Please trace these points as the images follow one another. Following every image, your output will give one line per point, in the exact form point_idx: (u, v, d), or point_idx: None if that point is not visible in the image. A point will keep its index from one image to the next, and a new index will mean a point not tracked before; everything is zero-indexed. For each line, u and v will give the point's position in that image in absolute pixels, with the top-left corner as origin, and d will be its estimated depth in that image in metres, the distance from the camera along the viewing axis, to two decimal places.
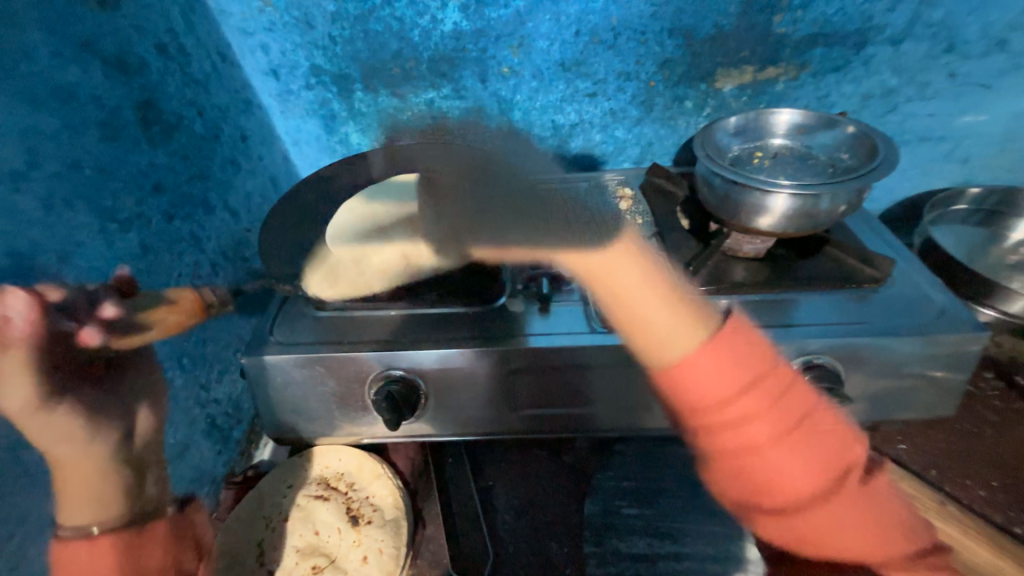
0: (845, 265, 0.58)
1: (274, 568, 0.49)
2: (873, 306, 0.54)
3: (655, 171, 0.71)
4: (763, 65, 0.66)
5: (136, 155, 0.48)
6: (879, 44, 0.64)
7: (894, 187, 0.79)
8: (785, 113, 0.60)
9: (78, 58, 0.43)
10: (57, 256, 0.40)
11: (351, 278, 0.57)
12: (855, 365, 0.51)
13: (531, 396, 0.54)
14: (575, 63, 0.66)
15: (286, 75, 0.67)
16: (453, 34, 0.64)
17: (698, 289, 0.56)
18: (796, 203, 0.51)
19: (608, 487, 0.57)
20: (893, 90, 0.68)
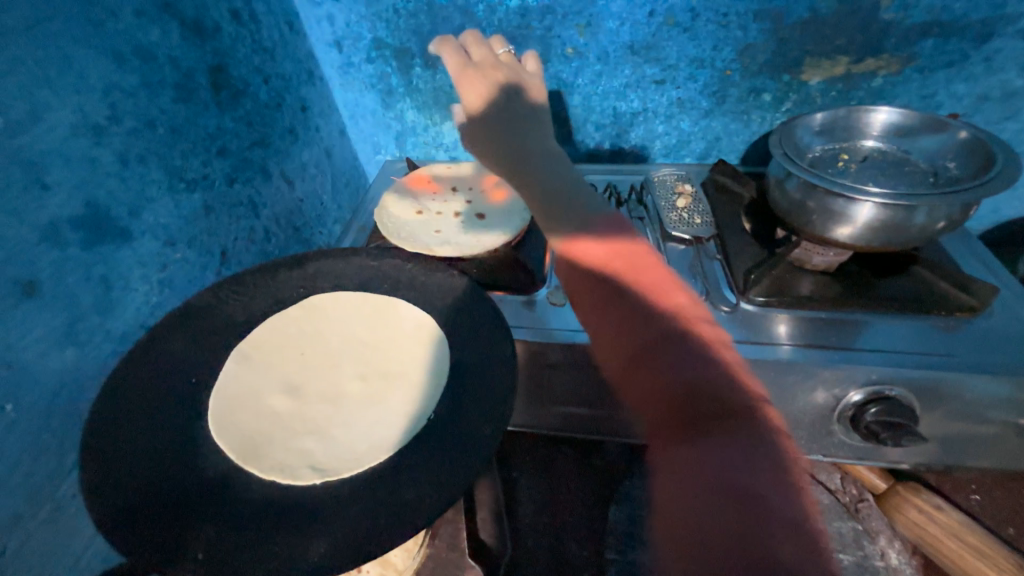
0: (935, 289, 0.51)
1: None
2: (964, 339, 0.47)
3: (721, 168, 0.67)
4: (860, 57, 0.58)
5: (206, 118, 0.50)
6: (1008, 38, 0.55)
7: (1000, 205, 0.70)
8: (883, 111, 0.53)
9: (159, 20, 0.44)
10: (129, 211, 0.42)
11: (279, 449, 0.42)
12: (934, 402, 0.46)
13: (568, 392, 0.52)
14: (645, 46, 0.61)
15: (348, 47, 0.67)
16: (519, 9, 0.61)
17: (757, 300, 0.51)
18: (884, 214, 0.46)
19: (635, 496, 0.54)
20: (1017, 93, 0.59)
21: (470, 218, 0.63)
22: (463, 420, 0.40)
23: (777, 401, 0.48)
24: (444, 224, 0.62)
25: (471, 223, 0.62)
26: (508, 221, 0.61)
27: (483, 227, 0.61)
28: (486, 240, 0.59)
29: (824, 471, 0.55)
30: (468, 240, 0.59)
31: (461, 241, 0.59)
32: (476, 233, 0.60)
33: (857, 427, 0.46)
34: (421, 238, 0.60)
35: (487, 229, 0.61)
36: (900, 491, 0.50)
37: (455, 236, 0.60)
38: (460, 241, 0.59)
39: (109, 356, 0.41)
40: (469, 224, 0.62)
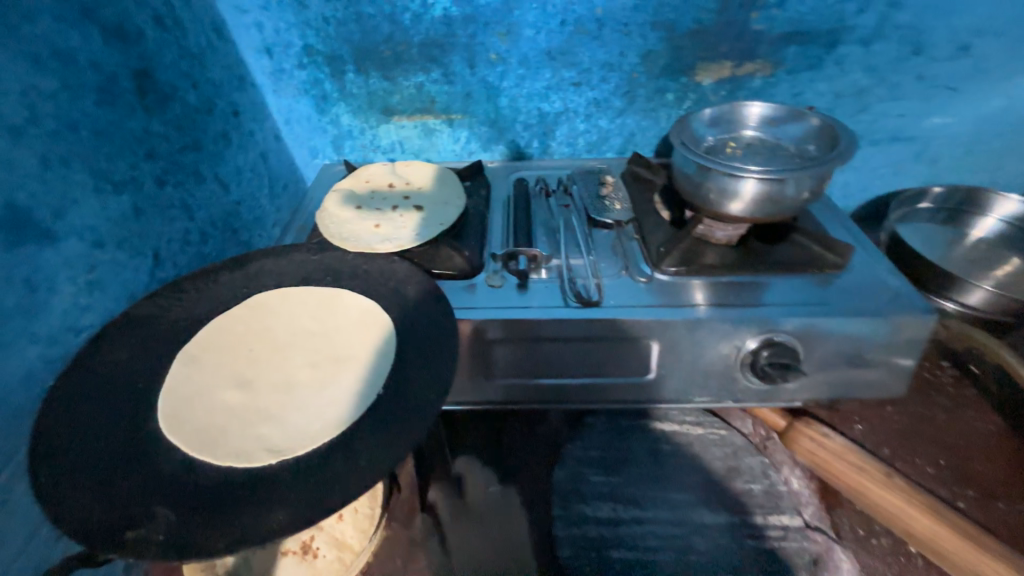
0: (810, 252, 0.60)
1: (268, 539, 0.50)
2: (833, 291, 0.56)
3: (637, 160, 0.75)
4: (740, 61, 0.68)
5: (132, 121, 0.50)
6: (850, 45, 0.67)
7: (865, 184, 0.83)
8: (757, 105, 0.63)
9: (78, 24, 0.44)
10: (53, 212, 0.42)
11: (235, 437, 0.41)
12: (815, 344, 0.54)
13: (509, 367, 0.56)
14: (560, 52, 0.68)
15: (280, 54, 0.68)
16: (443, 19, 0.65)
17: (669, 270, 0.58)
18: (762, 188, 0.54)
19: (578, 457, 0.59)
20: (864, 89, 0.71)
21: (408, 209, 0.67)
22: (409, 389, 0.43)
23: (691, 356, 0.55)
24: (382, 218, 0.66)
25: (409, 213, 0.66)
26: (444, 210, 0.67)
27: (420, 216, 0.66)
28: (423, 227, 0.64)
29: (739, 418, 0.63)
30: (407, 230, 0.64)
31: (400, 232, 0.63)
32: (414, 223, 0.65)
33: (755, 370, 0.54)
34: (361, 233, 0.63)
35: (424, 216, 0.66)
36: (797, 425, 0.58)
37: (394, 228, 0.64)
38: (399, 232, 0.63)
39: (35, 359, 0.40)
40: (407, 215, 0.66)
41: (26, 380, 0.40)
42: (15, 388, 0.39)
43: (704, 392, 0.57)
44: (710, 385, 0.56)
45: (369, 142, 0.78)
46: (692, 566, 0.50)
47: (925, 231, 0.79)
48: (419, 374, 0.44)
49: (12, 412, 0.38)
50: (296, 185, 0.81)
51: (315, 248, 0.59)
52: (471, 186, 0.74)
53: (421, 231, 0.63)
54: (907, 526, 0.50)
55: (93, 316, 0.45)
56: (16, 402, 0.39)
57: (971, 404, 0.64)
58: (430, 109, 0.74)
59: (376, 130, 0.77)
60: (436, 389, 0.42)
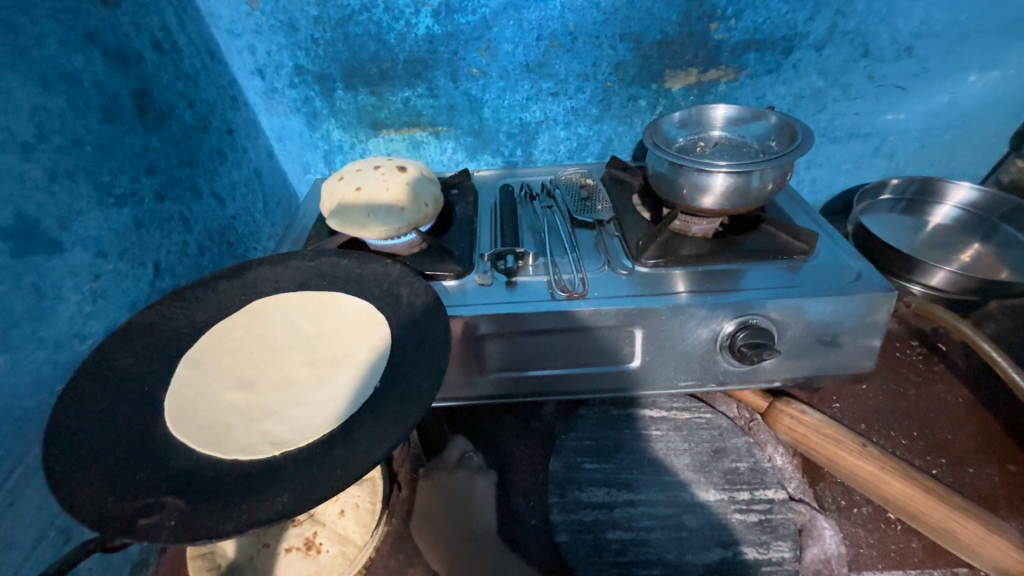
0: (778, 239, 0.64)
1: (269, 538, 0.52)
2: (802, 274, 0.60)
3: (615, 163, 0.79)
4: (705, 68, 0.73)
5: (132, 138, 0.52)
6: (805, 50, 0.72)
7: (830, 179, 0.88)
8: (721, 107, 0.67)
9: (82, 47, 0.47)
10: (60, 223, 0.44)
11: (240, 434, 0.43)
12: (788, 324, 0.57)
13: (501, 360, 0.59)
14: (538, 64, 0.72)
15: (271, 74, 0.72)
16: (426, 37, 0.69)
17: (648, 263, 0.62)
18: (729, 182, 0.58)
19: (571, 446, 0.61)
20: (821, 91, 0.76)
21: (390, 171, 0.67)
22: (406, 380, 0.44)
23: (672, 342, 0.58)
24: (363, 180, 0.66)
25: (392, 176, 0.66)
26: (426, 189, 0.68)
27: (402, 181, 0.66)
28: (406, 197, 0.65)
29: (723, 402, 0.66)
30: (390, 196, 0.64)
31: (382, 198, 0.64)
32: (396, 189, 0.65)
33: (733, 351, 0.57)
34: (346, 200, 0.65)
35: (407, 182, 0.66)
36: (778, 405, 0.62)
37: (377, 193, 0.65)
38: (382, 198, 0.64)
39: (43, 363, 0.42)
40: (389, 178, 0.66)
41: (34, 384, 0.41)
42: (25, 391, 0.40)
43: (687, 376, 0.60)
44: (692, 368, 0.59)
45: (358, 156, 0.81)
46: (684, 542, 0.52)
47: (889, 220, 0.84)
48: (412, 365, 0.46)
49: (21, 414, 0.40)
50: (288, 200, 0.84)
51: (309, 254, 0.61)
52: (458, 193, 0.77)
53: (404, 201, 0.64)
54: (882, 491, 0.53)
55: (97, 323, 0.47)
56: (24, 406, 0.40)
57: (940, 379, 0.67)
58: (416, 122, 0.78)
59: (365, 144, 0.80)
60: (429, 377, 0.44)
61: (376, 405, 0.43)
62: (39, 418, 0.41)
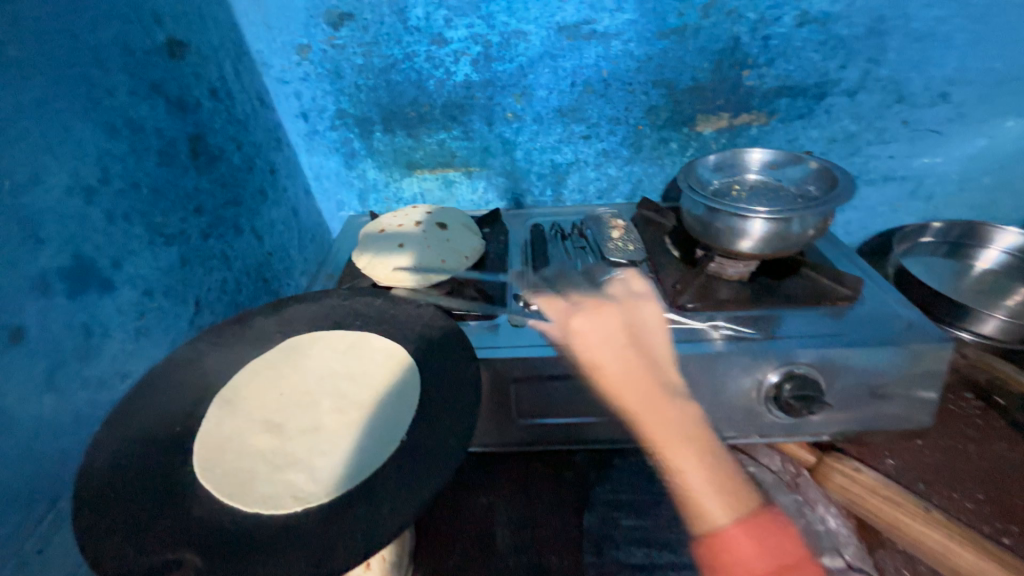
0: (819, 284, 0.63)
1: None
2: (849, 321, 0.58)
3: (646, 204, 0.79)
4: (737, 113, 0.74)
5: (185, 180, 0.54)
6: (837, 96, 0.72)
7: (865, 221, 0.87)
8: (757, 151, 0.68)
9: (149, 96, 0.50)
10: (113, 262, 0.45)
11: (264, 483, 0.42)
12: (836, 374, 0.55)
13: (535, 406, 0.57)
14: (571, 108, 0.74)
15: (314, 117, 0.75)
16: (464, 83, 0.71)
17: (686, 306, 0.60)
18: (770, 228, 0.58)
19: (604, 499, 0.58)
20: (854, 135, 0.76)
21: (431, 228, 0.71)
22: (435, 433, 0.43)
23: (712, 391, 0.56)
24: (405, 236, 0.70)
25: (432, 232, 0.71)
26: (464, 243, 0.71)
27: (443, 238, 0.70)
28: (445, 251, 0.68)
29: (765, 452, 0.62)
30: (431, 251, 0.68)
31: (423, 252, 0.67)
32: (437, 245, 0.69)
33: (780, 404, 0.54)
34: (387, 253, 0.68)
35: (447, 238, 0.70)
36: (827, 460, 0.58)
37: (418, 247, 0.68)
38: (424, 252, 0.67)
39: (84, 403, 0.42)
40: (430, 235, 0.70)
41: (74, 425, 0.41)
42: (65, 432, 0.40)
43: (729, 426, 0.57)
44: (734, 419, 0.57)
45: (392, 194, 0.83)
46: None
47: (930, 264, 0.82)
48: (446, 414, 0.45)
49: (58, 457, 0.39)
50: (322, 236, 0.86)
51: (343, 293, 0.61)
52: (490, 233, 0.77)
53: (445, 255, 0.68)
54: (952, 562, 0.49)
55: (138, 361, 0.47)
56: (63, 447, 0.40)
57: (1002, 436, 0.63)
58: (450, 163, 0.80)
59: (399, 183, 0.82)
60: (457, 434, 0.43)
61: (410, 457, 0.42)
62: (74, 461, 0.41)
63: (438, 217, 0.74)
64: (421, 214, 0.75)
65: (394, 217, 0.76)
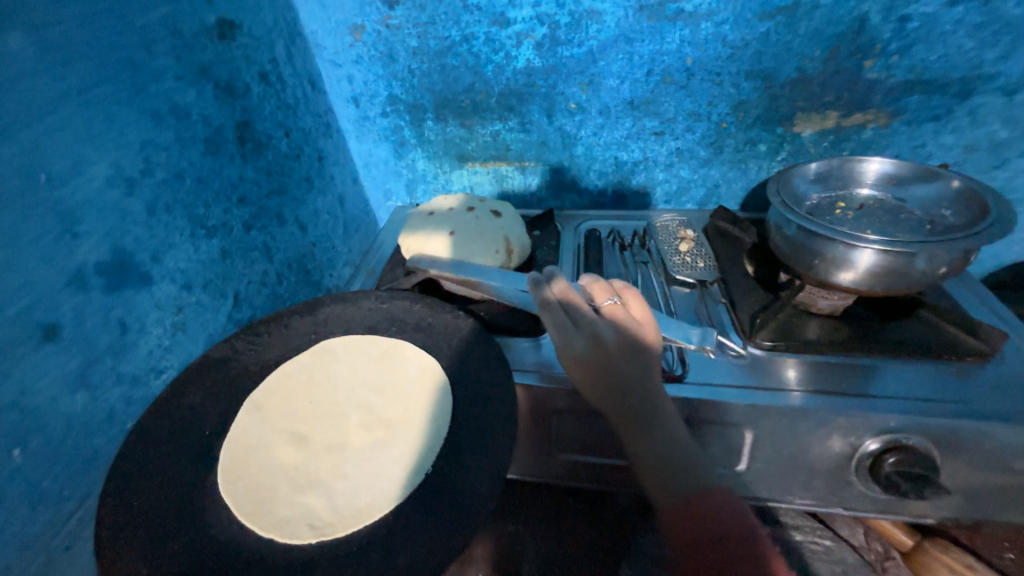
0: (942, 333, 0.51)
1: None
2: (978, 385, 0.47)
3: (722, 213, 0.69)
4: (849, 112, 0.62)
5: (229, 169, 0.52)
6: (988, 94, 0.58)
7: (998, 249, 0.71)
8: (876, 161, 0.55)
9: (196, 81, 0.48)
10: (152, 257, 0.44)
11: (283, 505, 0.41)
12: (955, 452, 0.44)
13: (575, 441, 0.52)
14: (644, 101, 0.65)
15: (365, 102, 0.71)
16: (525, 70, 0.64)
17: (764, 344, 0.51)
18: (882, 260, 0.46)
19: (646, 550, 0.54)
20: (1003, 143, 0.61)
21: (483, 214, 0.64)
22: (465, 473, 0.39)
23: (789, 451, 0.47)
24: (456, 221, 0.63)
25: (485, 218, 0.63)
26: (518, 234, 0.64)
27: (496, 225, 0.62)
28: (499, 240, 0.61)
29: (847, 525, 0.56)
30: (483, 239, 0.60)
31: (475, 241, 0.60)
32: (490, 232, 0.61)
33: (877, 479, 0.45)
34: (436, 239, 0.61)
35: (501, 226, 0.63)
36: (930, 548, 0.51)
37: (469, 234, 0.61)
38: (476, 240, 0.60)
39: (117, 399, 0.41)
40: (482, 221, 0.63)
41: (106, 422, 0.40)
42: (97, 429, 0.39)
43: (804, 491, 0.49)
44: (812, 484, 0.49)
45: (441, 186, 0.79)
46: None
47: None
48: (476, 452, 0.40)
49: (90, 453, 0.39)
50: (367, 226, 0.83)
51: (379, 295, 0.57)
52: (540, 236, 0.71)
53: (498, 244, 0.60)
54: None
55: (173, 356, 0.47)
56: (95, 443, 0.40)
57: None
58: (503, 157, 0.74)
59: (449, 175, 0.78)
60: (487, 481, 0.38)
61: (435, 499, 0.38)
62: (106, 456, 0.41)
63: (491, 203, 0.67)
64: (472, 199, 0.68)
65: (443, 200, 0.68)
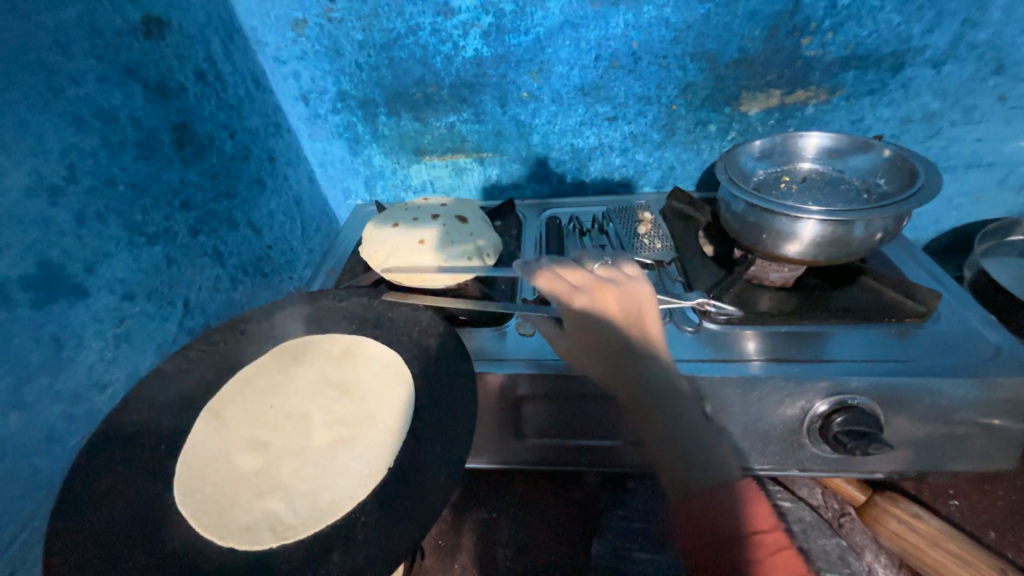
0: (883, 297, 0.54)
1: None
2: (917, 343, 0.49)
3: (677, 196, 0.71)
4: (791, 89, 0.63)
5: (169, 173, 0.51)
6: (918, 67, 0.60)
7: (940, 215, 0.75)
8: (815, 135, 0.58)
9: (122, 82, 0.46)
10: (85, 268, 0.42)
11: (242, 511, 0.40)
12: (898, 408, 0.47)
13: (541, 426, 0.53)
14: (594, 87, 0.65)
15: (315, 99, 0.69)
16: (474, 60, 0.64)
17: (718, 319, 0.53)
18: (824, 230, 0.47)
19: (617, 527, 0.55)
20: (935, 114, 0.64)
21: (451, 220, 0.62)
22: (426, 465, 0.39)
23: (747, 420, 0.49)
24: (423, 229, 0.61)
25: (453, 226, 0.62)
26: (486, 237, 0.63)
27: (466, 232, 0.61)
28: (470, 248, 0.60)
29: (806, 487, 0.59)
30: (455, 248, 0.59)
31: (446, 250, 0.59)
32: (461, 240, 0.60)
33: (827, 438, 0.47)
34: (404, 251, 0.59)
35: (470, 233, 0.62)
36: (880, 502, 0.54)
37: (440, 244, 0.59)
38: (447, 249, 0.59)
39: (57, 418, 0.40)
40: (451, 228, 0.61)
41: (46, 441, 0.39)
42: (35, 449, 0.38)
43: (763, 457, 0.51)
44: (770, 450, 0.51)
45: (400, 182, 0.78)
46: None
47: None
48: (434, 444, 0.40)
49: (30, 475, 0.38)
50: (328, 225, 0.82)
51: (335, 293, 0.56)
52: (501, 227, 0.71)
53: (470, 250, 0.60)
54: None
55: (118, 370, 0.45)
56: (36, 464, 0.38)
57: None
58: (460, 148, 0.73)
59: (407, 170, 0.77)
60: (447, 469, 0.38)
61: (394, 493, 0.38)
62: (50, 477, 0.39)
63: (456, 208, 0.65)
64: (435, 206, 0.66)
65: (407, 208, 0.66)
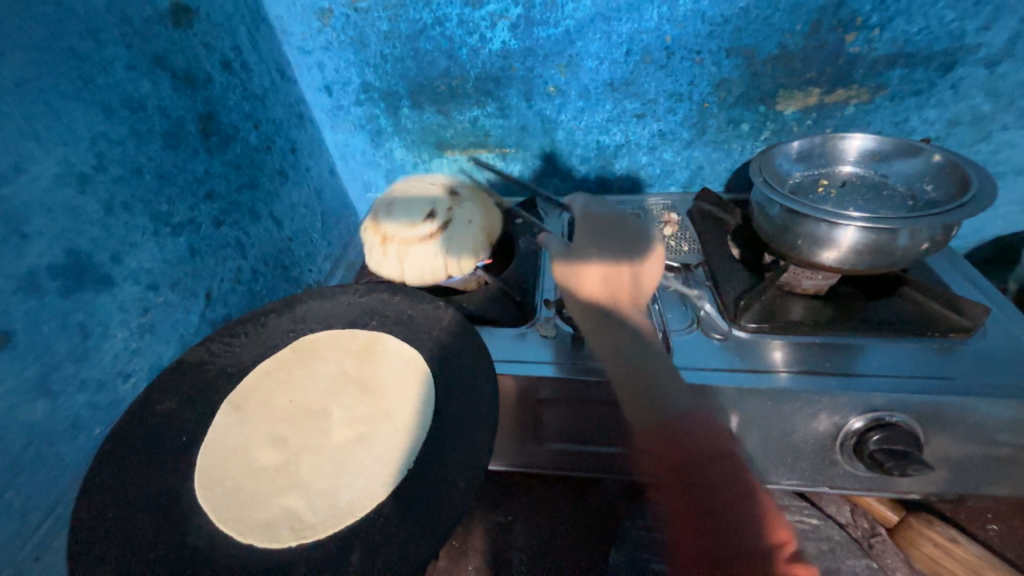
0: (925, 310, 0.51)
1: None
2: (961, 359, 0.47)
3: (706, 197, 0.68)
4: (832, 88, 0.61)
5: (194, 163, 0.50)
6: (970, 66, 0.57)
7: (984, 224, 0.71)
8: (857, 138, 0.55)
9: (150, 71, 0.45)
10: (111, 257, 0.42)
11: (262, 507, 0.40)
12: (938, 427, 0.44)
13: (560, 430, 0.52)
14: (624, 82, 0.63)
15: (338, 91, 0.69)
16: (501, 52, 0.62)
17: (749, 327, 0.51)
18: (867, 239, 0.45)
19: (634, 537, 0.54)
20: (986, 117, 0.61)
21: (467, 202, 0.59)
22: (446, 468, 0.38)
23: (775, 433, 0.47)
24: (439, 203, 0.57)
25: (470, 208, 0.59)
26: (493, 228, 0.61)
27: (480, 219, 0.59)
28: (480, 236, 0.58)
29: (834, 503, 0.57)
30: (467, 232, 0.57)
31: (459, 232, 0.56)
32: (475, 226, 0.58)
33: (861, 456, 0.45)
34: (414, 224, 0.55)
35: (483, 220, 0.59)
36: (914, 523, 0.52)
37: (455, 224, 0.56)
38: (458, 231, 0.56)
39: (81, 406, 0.40)
40: (467, 209, 0.58)
41: (71, 430, 0.39)
42: (60, 437, 0.38)
43: (791, 471, 0.50)
44: (799, 464, 0.49)
45: None
46: None
47: None
48: (454, 447, 0.39)
49: (55, 462, 0.38)
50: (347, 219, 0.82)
51: (354, 289, 0.55)
52: (523, 224, 0.70)
53: (477, 239, 0.57)
54: None
55: (141, 360, 0.45)
56: (60, 452, 0.38)
57: None
58: (483, 143, 0.72)
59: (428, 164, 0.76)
60: (467, 474, 0.37)
61: (414, 495, 0.37)
62: (73, 465, 0.39)
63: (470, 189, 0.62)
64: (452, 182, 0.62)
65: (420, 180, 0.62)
